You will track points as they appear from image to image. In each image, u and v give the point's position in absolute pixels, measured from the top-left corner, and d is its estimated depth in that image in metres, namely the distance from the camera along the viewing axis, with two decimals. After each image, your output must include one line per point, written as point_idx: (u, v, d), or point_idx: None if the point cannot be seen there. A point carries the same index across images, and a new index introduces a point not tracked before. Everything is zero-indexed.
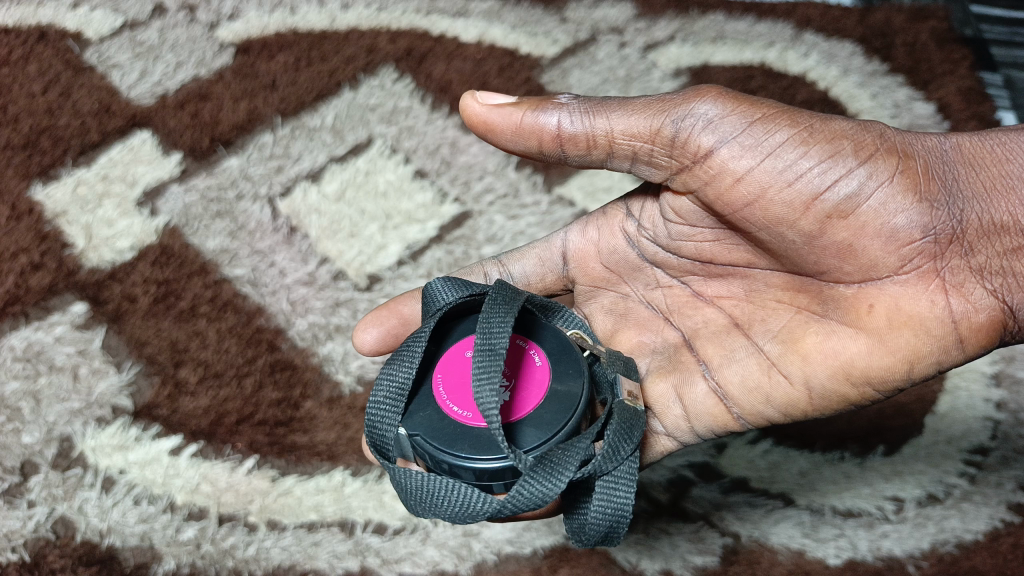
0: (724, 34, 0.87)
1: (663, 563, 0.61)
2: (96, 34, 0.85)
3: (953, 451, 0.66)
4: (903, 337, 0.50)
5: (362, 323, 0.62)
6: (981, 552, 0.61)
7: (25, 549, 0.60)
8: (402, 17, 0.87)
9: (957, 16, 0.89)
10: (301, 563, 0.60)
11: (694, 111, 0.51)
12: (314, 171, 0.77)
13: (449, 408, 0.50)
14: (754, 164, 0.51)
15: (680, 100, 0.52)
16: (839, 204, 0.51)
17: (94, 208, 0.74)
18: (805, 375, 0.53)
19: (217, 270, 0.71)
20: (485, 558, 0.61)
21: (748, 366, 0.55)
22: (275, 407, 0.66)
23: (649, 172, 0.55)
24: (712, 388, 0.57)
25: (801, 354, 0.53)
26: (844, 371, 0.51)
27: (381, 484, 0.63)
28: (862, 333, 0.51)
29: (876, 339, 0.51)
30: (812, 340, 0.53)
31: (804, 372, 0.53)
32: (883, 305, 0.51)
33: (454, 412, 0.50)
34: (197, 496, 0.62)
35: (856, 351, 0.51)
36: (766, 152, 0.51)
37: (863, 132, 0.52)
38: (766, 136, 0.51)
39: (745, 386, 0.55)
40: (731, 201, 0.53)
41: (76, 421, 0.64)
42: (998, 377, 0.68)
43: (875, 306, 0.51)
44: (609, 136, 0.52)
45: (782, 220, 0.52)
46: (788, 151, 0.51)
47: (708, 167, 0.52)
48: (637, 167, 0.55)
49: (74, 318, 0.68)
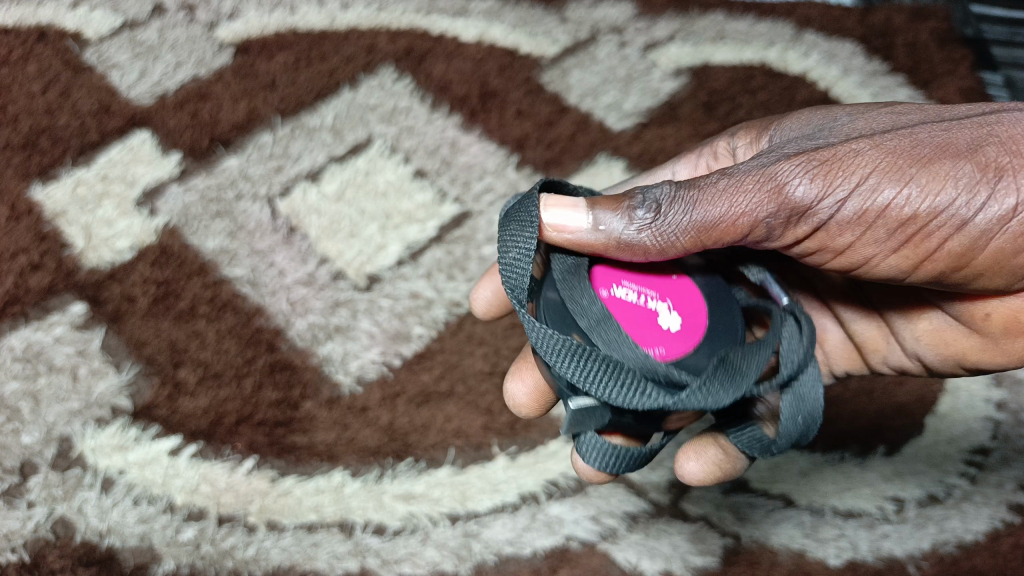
0: (725, 34, 0.87)
1: (664, 563, 0.61)
2: (96, 34, 0.85)
3: (953, 451, 0.65)
4: (1019, 343, 0.52)
5: (477, 286, 0.65)
6: (981, 553, 0.62)
7: (25, 550, 0.60)
8: (402, 17, 0.87)
9: (958, 16, 0.88)
10: (300, 563, 0.60)
11: (790, 190, 0.48)
12: (314, 171, 0.77)
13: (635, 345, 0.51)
14: (858, 233, 0.50)
15: (774, 181, 0.49)
16: (954, 253, 0.48)
17: (93, 208, 0.74)
18: (919, 354, 0.58)
19: (216, 270, 0.71)
20: (485, 559, 0.61)
21: (870, 331, 0.61)
22: (275, 408, 0.65)
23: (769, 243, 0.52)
24: (842, 339, 0.63)
25: (921, 335, 0.57)
26: (957, 360, 0.56)
27: (381, 485, 0.63)
28: (976, 333, 0.54)
29: (992, 341, 0.53)
30: (927, 326, 0.57)
31: (918, 351, 0.58)
32: (999, 314, 0.51)
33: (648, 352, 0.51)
34: (197, 496, 0.62)
35: (970, 345, 0.54)
36: (871, 209, 0.48)
37: (972, 167, 0.47)
38: (868, 193, 0.48)
39: (867, 343, 0.62)
40: (840, 259, 0.52)
41: (75, 422, 0.64)
42: (999, 377, 0.68)
43: (990, 314, 0.52)
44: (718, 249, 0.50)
45: (900, 276, 0.52)
46: (892, 207, 0.48)
47: (814, 230, 0.50)
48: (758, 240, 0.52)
49: (74, 318, 0.68)
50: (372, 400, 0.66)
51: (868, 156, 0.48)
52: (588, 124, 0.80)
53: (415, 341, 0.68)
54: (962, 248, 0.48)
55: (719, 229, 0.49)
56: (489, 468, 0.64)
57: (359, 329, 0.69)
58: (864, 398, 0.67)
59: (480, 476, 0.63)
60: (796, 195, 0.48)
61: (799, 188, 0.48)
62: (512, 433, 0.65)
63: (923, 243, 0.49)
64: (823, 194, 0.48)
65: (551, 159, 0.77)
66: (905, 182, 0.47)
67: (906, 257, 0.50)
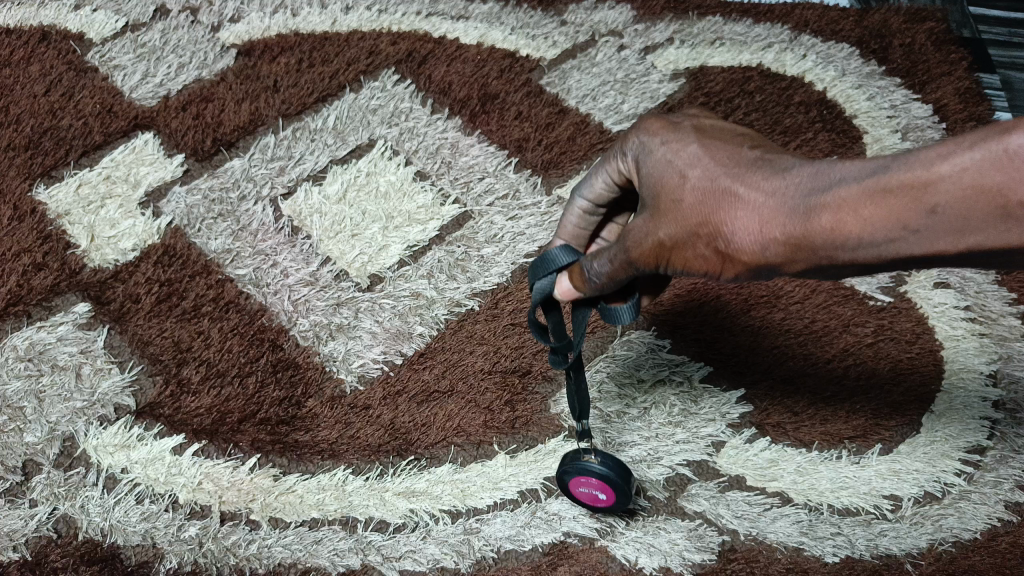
0: (722, 36, 0.88)
1: (662, 560, 0.62)
2: (99, 34, 0.85)
3: (951, 450, 0.67)
4: None
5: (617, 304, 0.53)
6: (979, 552, 0.63)
7: (26, 549, 0.61)
8: (403, 19, 0.88)
9: (955, 17, 0.91)
10: (303, 561, 0.61)
11: (601, 262, 0.46)
12: (317, 172, 0.78)
13: (604, 498, 0.59)
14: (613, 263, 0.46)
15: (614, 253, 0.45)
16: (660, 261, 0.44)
17: (97, 209, 0.74)
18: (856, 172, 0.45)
19: (220, 270, 0.72)
20: (485, 556, 0.62)
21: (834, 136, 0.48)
22: (277, 406, 0.66)
23: (598, 264, 0.47)
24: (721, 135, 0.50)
25: None
26: None
27: (383, 482, 0.64)
28: None
29: None
30: None
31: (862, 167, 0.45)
32: None
33: (605, 499, 0.59)
34: (200, 494, 0.63)
35: None
36: (636, 242, 0.44)
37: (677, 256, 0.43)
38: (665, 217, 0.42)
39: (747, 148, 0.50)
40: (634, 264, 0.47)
41: (78, 421, 0.65)
42: (996, 377, 0.69)
43: None
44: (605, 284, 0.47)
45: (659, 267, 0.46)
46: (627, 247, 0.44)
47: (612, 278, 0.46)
48: (592, 258, 0.47)
49: (77, 318, 0.69)
50: (374, 399, 0.67)
51: (693, 184, 0.41)
52: (587, 125, 0.80)
53: (417, 340, 0.69)
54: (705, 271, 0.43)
55: (592, 266, 0.47)
56: (489, 466, 0.65)
57: (361, 328, 0.70)
58: (860, 398, 0.69)
59: (480, 474, 0.65)
60: (611, 262, 0.46)
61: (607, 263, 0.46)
62: (512, 431, 0.66)
63: (671, 255, 0.43)
64: (626, 239, 0.44)
65: (550, 161, 0.78)
66: (654, 221, 0.43)
67: (645, 248, 0.43)
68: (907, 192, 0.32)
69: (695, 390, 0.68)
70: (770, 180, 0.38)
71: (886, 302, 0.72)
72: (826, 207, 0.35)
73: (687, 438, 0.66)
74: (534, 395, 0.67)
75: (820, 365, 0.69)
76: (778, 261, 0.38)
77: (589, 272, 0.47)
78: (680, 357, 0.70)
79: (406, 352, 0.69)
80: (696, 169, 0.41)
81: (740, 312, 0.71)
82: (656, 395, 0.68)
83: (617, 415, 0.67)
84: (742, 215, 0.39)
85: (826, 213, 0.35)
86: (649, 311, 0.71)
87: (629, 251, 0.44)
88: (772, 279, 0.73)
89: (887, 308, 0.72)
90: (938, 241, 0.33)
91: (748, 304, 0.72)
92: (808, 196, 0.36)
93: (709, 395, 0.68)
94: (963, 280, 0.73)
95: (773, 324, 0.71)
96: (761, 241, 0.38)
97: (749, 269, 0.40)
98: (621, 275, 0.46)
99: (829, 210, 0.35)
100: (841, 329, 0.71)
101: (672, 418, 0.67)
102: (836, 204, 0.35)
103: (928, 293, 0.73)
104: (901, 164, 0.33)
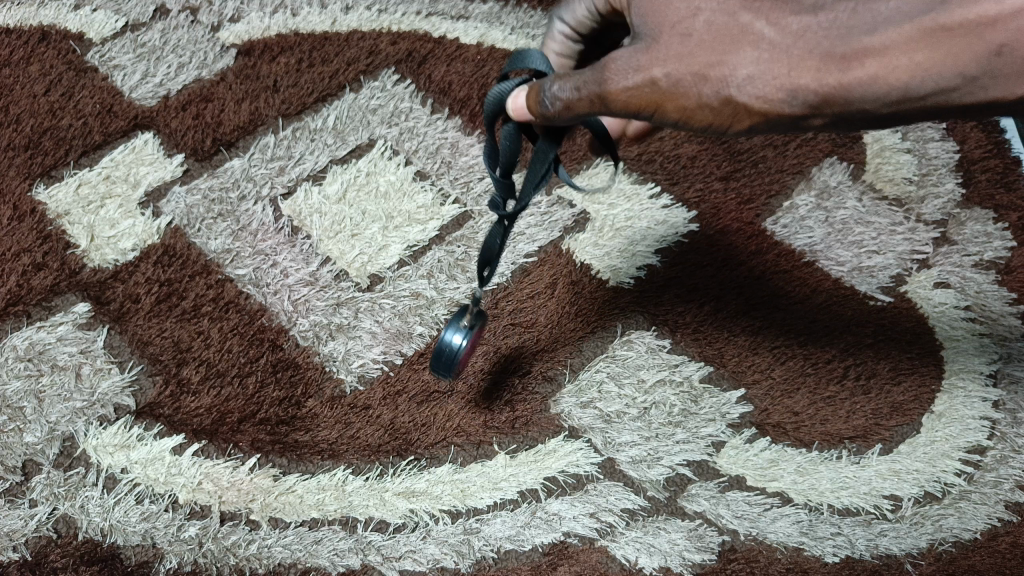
0: None
1: (662, 560, 0.62)
2: (98, 34, 0.85)
3: (952, 450, 0.67)
4: None
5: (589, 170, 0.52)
6: (980, 552, 0.63)
7: (26, 548, 0.61)
8: (403, 19, 0.88)
9: None
10: (303, 560, 0.62)
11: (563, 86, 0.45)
12: (317, 172, 0.78)
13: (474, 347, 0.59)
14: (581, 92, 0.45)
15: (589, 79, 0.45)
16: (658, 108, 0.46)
17: (96, 208, 0.74)
18: None
19: (220, 270, 0.72)
20: (485, 556, 0.62)
21: None
22: (276, 406, 0.66)
23: (557, 90, 0.46)
24: None
25: None
26: None
27: (383, 482, 0.64)
28: None
29: None
30: None
31: None
32: None
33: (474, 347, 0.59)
34: (199, 494, 0.63)
35: None
36: (622, 73, 0.45)
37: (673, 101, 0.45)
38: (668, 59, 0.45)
39: None
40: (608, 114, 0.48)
41: (78, 421, 0.65)
42: (996, 377, 0.69)
43: None
44: (561, 109, 0.46)
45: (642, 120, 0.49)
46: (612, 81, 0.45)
47: (577, 107, 0.45)
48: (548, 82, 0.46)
49: (77, 318, 0.69)
50: (374, 399, 0.67)
51: (707, 23, 0.44)
52: None
53: (417, 339, 0.69)
54: (707, 123, 0.46)
55: (555, 86, 0.46)
56: (489, 466, 0.65)
57: (361, 328, 0.70)
58: (860, 398, 0.68)
59: (480, 474, 0.64)
60: (578, 89, 0.45)
61: (568, 88, 0.45)
62: (512, 432, 0.66)
63: (666, 97, 0.45)
64: (610, 67, 0.45)
65: None
66: (657, 57, 0.45)
67: (642, 88, 0.45)
68: (963, 28, 0.39)
69: (696, 390, 0.68)
70: (796, 25, 0.42)
71: (886, 302, 0.72)
72: (873, 50, 0.40)
73: (687, 438, 0.66)
74: (534, 396, 0.67)
75: (820, 366, 0.69)
76: (800, 110, 0.43)
77: (546, 91, 0.46)
78: (680, 357, 0.69)
79: (405, 352, 0.69)
80: (711, 12, 0.44)
81: (741, 312, 0.71)
82: (655, 394, 0.68)
83: (617, 415, 0.67)
84: (764, 55, 0.43)
85: (874, 57, 0.40)
86: (650, 311, 0.71)
87: (608, 82, 0.45)
88: (773, 280, 0.73)
89: (888, 308, 0.72)
90: (986, 73, 0.39)
91: (749, 305, 0.71)
92: (847, 39, 0.41)
93: (708, 395, 0.68)
94: (964, 280, 0.73)
95: (774, 324, 0.71)
96: (789, 79, 0.42)
97: (756, 114, 0.44)
98: (577, 109, 0.46)
99: (876, 49, 0.40)
100: (842, 329, 0.71)
101: (672, 418, 0.67)
102: (883, 45, 0.40)
103: (928, 293, 0.73)
104: (948, 5, 0.39)
